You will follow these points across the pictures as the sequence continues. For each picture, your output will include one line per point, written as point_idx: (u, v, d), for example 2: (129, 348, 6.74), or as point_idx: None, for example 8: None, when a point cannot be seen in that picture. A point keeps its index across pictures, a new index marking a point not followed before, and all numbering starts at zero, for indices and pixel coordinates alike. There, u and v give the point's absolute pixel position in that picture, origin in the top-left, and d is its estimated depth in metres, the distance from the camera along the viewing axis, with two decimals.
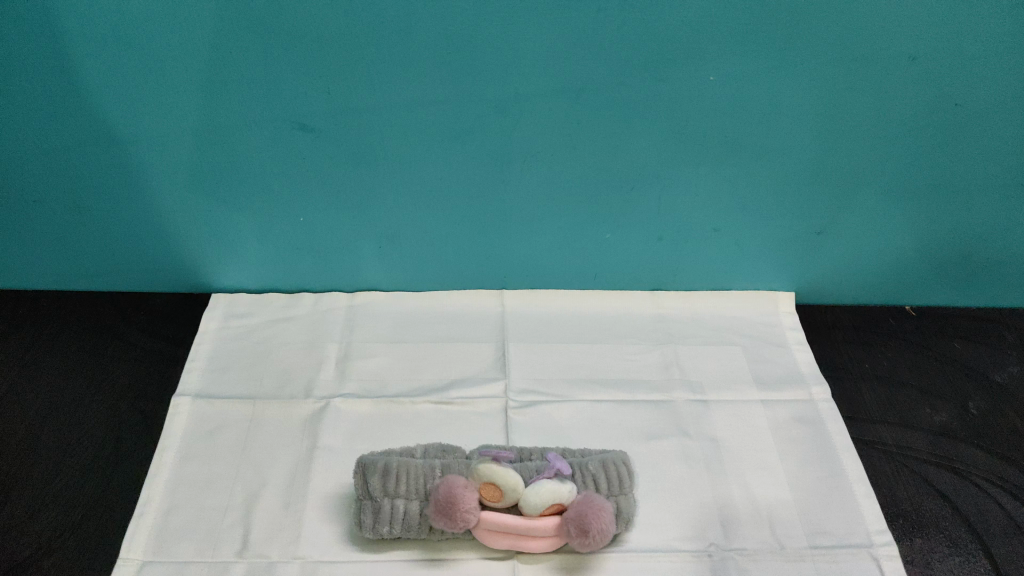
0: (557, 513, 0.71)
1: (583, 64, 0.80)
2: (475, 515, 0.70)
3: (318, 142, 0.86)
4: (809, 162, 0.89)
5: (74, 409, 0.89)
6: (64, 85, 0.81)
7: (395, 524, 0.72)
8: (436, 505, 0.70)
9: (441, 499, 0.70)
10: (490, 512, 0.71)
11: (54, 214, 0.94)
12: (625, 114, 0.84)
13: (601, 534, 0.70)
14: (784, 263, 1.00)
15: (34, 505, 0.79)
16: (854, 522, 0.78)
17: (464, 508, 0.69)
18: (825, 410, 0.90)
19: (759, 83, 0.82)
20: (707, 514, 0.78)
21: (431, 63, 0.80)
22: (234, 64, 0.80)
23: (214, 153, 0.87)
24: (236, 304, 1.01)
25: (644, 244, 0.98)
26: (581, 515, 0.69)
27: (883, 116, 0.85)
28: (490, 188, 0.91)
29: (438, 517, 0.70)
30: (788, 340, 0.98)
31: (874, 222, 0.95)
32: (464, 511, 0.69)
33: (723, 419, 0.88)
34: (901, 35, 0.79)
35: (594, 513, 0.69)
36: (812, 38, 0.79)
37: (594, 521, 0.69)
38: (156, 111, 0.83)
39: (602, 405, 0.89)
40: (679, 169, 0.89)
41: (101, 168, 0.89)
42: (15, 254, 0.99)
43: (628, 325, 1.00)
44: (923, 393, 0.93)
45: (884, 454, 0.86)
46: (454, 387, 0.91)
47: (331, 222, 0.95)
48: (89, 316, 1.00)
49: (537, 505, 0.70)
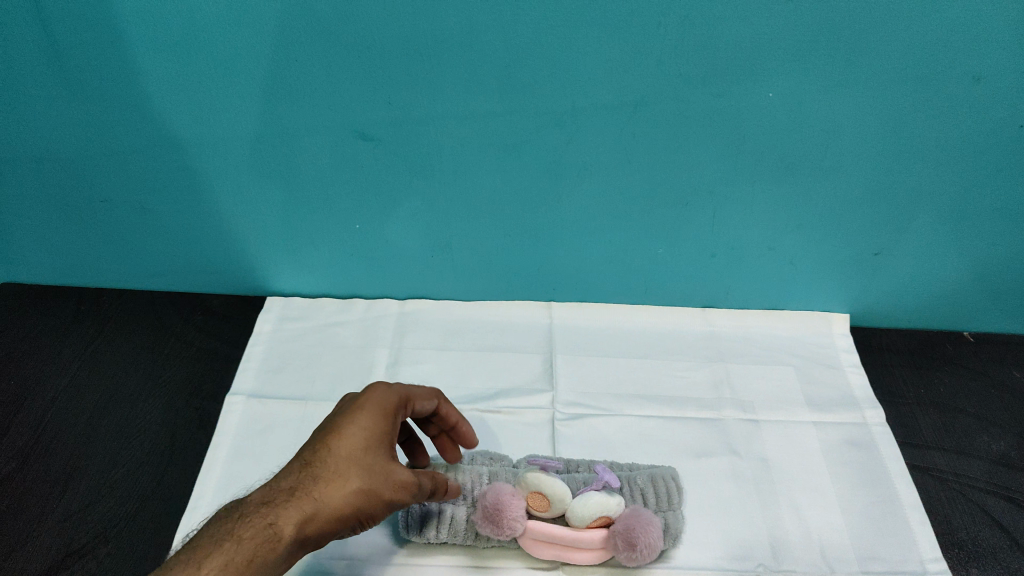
0: (603, 526, 0.70)
1: (642, 78, 0.80)
2: (522, 525, 0.70)
3: (377, 151, 0.88)
4: (867, 182, 0.88)
5: (132, 404, 0.91)
6: (132, 89, 0.83)
7: (441, 529, 0.73)
8: (483, 511, 0.70)
9: (487, 506, 0.70)
10: (536, 520, 0.71)
11: (118, 214, 0.96)
12: (683, 129, 0.84)
13: (651, 544, 0.69)
14: (838, 285, 1.00)
15: (92, 495, 0.81)
16: (908, 548, 0.77)
17: (510, 516, 0.69)
18: (880, 434, 0.88)
19: (820, 101, 0.81)
20: (756, 535, 0.77)
21: (489, 74, 0.80)
22: (296, 72, 0.81)
23: (274, 158, 0.89)
24: (290, 308, 1.04)
25: (696, 261, 0.98)
26: (629, 529, 0.69)
27: (946, 138, 0.83)
28: (544, 199, 0.91)
29: (481, 523, 0.71)
30: (841, 362, 0.97)
31: (933, 245, 0.93)
32: (510, 519, 0.70)
33: (774, 439, 0.87)
34: (966, 53, 0.76)
35: (642, 527, 0.69)
36: (874, 56, 0.77)
37: (642, 535, 0.68)
38: (221, 116, 0.85)
39: (650, 421, 0.89)
40: (736, 185, 0.89)
41: (165, 171, 0.91)
42: (80, 253, 1.02)
43: (678, 342, 1.00)
44: (981, 421, 0.91)
45: (940, 480, 0.84)
46: (502, 396, 0.91)
47: (386, 229, 0.96)
48: (150, 315, 1.03)
49: (585, 517, 0.69)
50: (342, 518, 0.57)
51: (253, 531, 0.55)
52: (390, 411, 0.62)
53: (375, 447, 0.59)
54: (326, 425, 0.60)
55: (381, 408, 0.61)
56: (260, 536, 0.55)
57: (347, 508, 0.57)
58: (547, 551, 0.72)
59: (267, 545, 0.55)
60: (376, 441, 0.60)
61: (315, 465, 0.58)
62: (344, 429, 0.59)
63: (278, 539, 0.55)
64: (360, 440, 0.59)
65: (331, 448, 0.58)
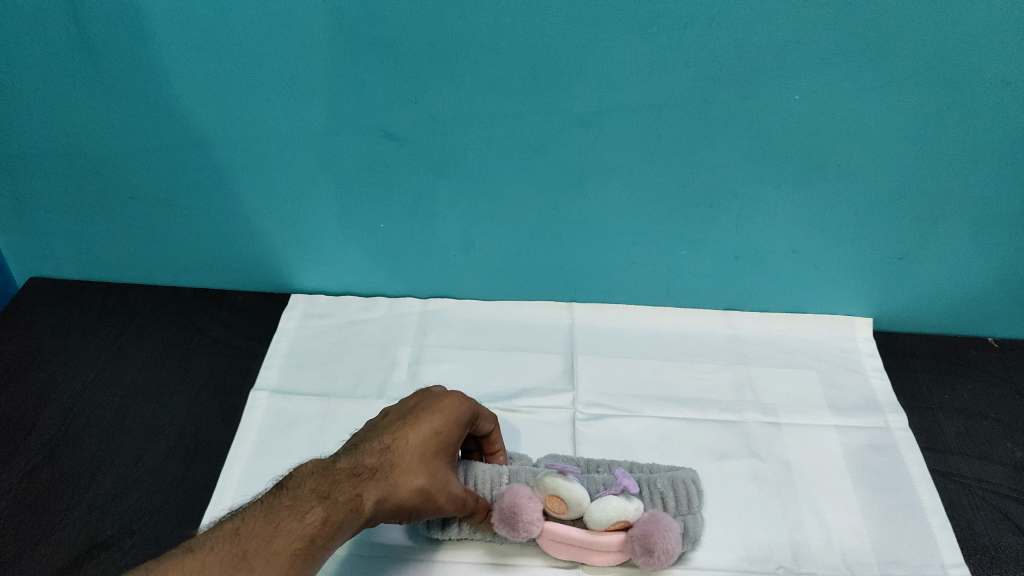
0: (622, 530, 0.70)
1: (667, 80, 0.80)
2: (538, 527, 0.71)
3: (402, 150, 0.88)
4: (892, 185, 0.87)
5: (158, 398, 0.92)
6: (162, 87, 0.84)
7: (462, 527, 0.74)
8: (499, 514, 0.71)
9: (505, 508, 0.70)
10: (553, 522, 0.71)
11: (146, 211, 0.98)
12: (708, 131, 0.84)
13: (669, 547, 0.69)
14: (862, 289, 0.99)
15: (118, 487, 0.82)
16: (929, 553, 0.77)
17: (526, 518, 0.70)
18: (902, 438, 0.88)
19: (845, 105, 0.81)
20: (777, 537, 0.77)
21: (515, 75, 0.81)
22: (323, 71, 0.82)
23: (301, 156, 0.90)
24: (315, 305, 1.05)
25: (719, 262, 0.98)
26: (646, 534, 0.68)
27: (973, 142, 0.82)
28: (567, 200, 0.92)
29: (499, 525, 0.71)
30: (864, 366, 0.97)
31: (958, 250, 0.93)
32: (527, 522, 0.70)
33: (795, 442, 0.87)
34: (995, 57, 0.75)
35: (660, 533, 0.68)
36: (902, 60, 0.77)
37: (660, 542, 0.68)
38: (248, 115, 0.86)
39: (671, 422, 0.89)
40: (760, 188, 0.89)
41: (195, 169, 0.92)
42: (110, 249, 1.04)
43: (700, 344, 1.00)
44: (1004, 427, 0.90)
45: (962, 486, 0.84)
46: (523, 395, 0.92)
47: (411, 228, 0.97)
48: (176, 310, 1.05)
49: (603, 522, 0.69)
50: (403, 509, 0.64)
51: (345, 494, 0.61)
52: (463, 422, 0.68)
53: (443, 455, 0.66)
54: (407, 419, 0.67)
55: (457, 420, 0.68)
56: (349, 503, 0.61)
57: (409, 501, 0.64)
58: (566, 551, 0.73)
59: (353, 511, 0.61)
60: (444, 445, 0.66)
61: (392, 452, 0.64)
62: (421, 426, 0.66)
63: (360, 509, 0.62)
64: (433, 439, 0.66)
65: (409, 442, 0.65)
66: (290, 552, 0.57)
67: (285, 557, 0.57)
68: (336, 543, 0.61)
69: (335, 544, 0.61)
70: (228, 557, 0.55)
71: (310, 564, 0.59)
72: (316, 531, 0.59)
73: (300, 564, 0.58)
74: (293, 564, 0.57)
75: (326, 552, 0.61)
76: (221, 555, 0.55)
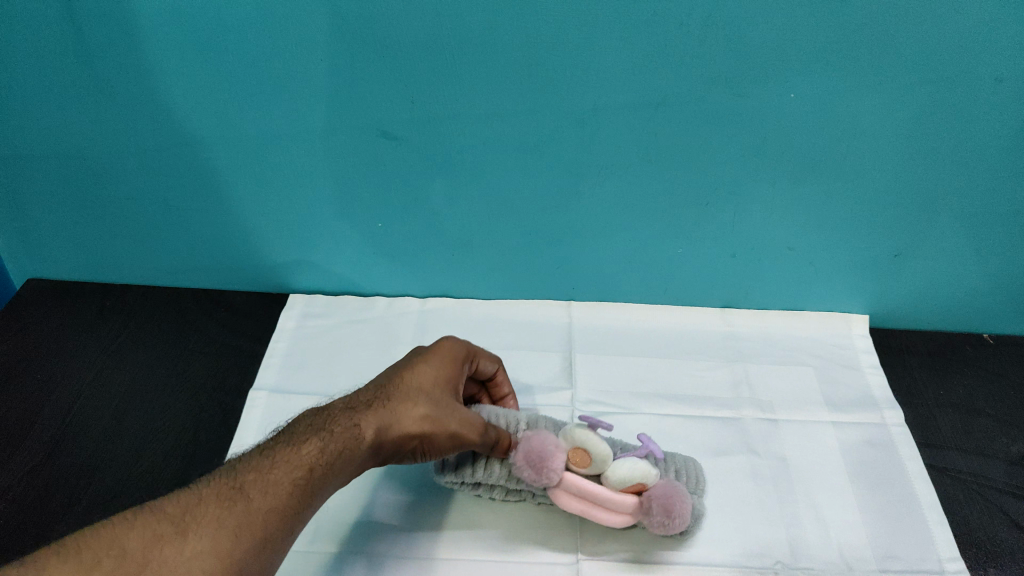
0: (636, 493, 0.71)
1: (661, 79, 0.80)
2: (560, 476, 0.69)
3: (399, 149, 0.89)
4: (886, 183, 0.88)
5: (157, 399, 0.93)
6: (159, 89, 0.85)
7: (477, 470, 0.75)
8: (522, 457, 0.70)
9: (531, 452, 0.69)
10: (572, 473, 0.70)
11: (144, 212, 0.98)
12: (703, 130, 0.84)
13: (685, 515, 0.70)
14: (857, 286, 1.00)
15: (117, 487, 0.82)
16: (926, 548, 0.77)
17: (552, 465, 0.69)
18: (898, 434, 0.88)
19: (839, 103, 0.81)
20: (775, 532, 0.78)
21: (510, 75, 0.81)
22: (318, 71, 0.82)
23: (297, 156, 0.90)
24: (313, 305, 1.05)
25: (716, 260, 0.98)
26: (668, 496, 0.69)
27: (967, 140, 0.83)
28: (564, 199, 0.92)
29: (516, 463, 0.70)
30: (860, 362, 0.98)
31: (952, 248, 0.93)
32: (552, 469, 0.69)
33: (792, 438, 0.88)
34: (988, 55, 0.76)
35: (679, 497, 0.69)
36: (895, 58, 0.77)
37: (679, 504, 0.69)
38: (245, 115, 0.86)
39: (669, 420, 0.90)
40: (755, 186, 0.89)
41: (192, 169, 0.93)
42: (109, 250, 1.04)
43: (697, 342, 1.01)
44: (999, 422, 0.91)
45: (958, 481, 0.84)
46: (522, 393, 0.93)
47: (408, 227, 0.97)
48: (175, 311, 1.05)
49: (625, 478, 0.70)
50: (411, 437, 0.67)
51: (343, 426, 0.66)
52: (456, 360, 0.73)
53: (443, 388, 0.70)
54: (402, 362, 0.72)
55: (450, 359, 0.73)
56: (346, 433, 0.65)
57: (414, 427, 0.67)
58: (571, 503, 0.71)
59: (352, 441, 0.65)
60: (443, 379, 0.71)
61: (389, 387, 0.69)
62: (416, 365, 0.71)
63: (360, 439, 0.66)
64: (428, 373, 0.70)
65: (404, 378, 0.70)
66: (285, 483, 0.62)
67: (281, 487, 0.62)
68: (340, 476, 0.65)
69: (338, 475, 0.65)
70: (224, 490, 0.61)
71: (309, 496, 0.63)
72: (314, 462, 0.64)
73: (297, 494, 0.63)
74: (291, 493, 0.62)
75: (328, 485, 0.65)
76: (217, 489, 0.61)
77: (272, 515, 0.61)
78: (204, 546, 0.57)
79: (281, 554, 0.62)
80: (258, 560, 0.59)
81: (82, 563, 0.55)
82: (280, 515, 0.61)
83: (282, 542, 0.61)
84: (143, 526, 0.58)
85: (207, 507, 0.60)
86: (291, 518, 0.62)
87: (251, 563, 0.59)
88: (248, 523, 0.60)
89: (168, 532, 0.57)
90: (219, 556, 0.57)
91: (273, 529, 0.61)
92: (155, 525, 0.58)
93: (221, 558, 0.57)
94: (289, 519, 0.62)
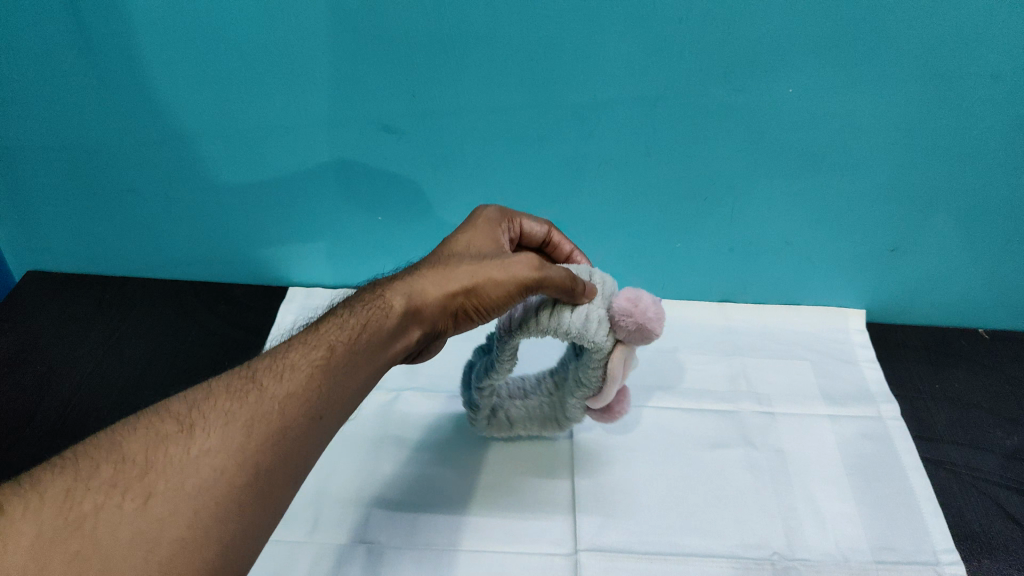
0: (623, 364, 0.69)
1: (661, 74, 0.81)
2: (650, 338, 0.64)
3: (400, 142, 0.89)
4: (883, 179, 0.89)
5: (158, 390, 0.93)
6: (160, 81, 0.85)
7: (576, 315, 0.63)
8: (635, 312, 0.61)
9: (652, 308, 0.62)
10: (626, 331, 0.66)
11: (145, 204, 0.98)
12: (703, 124, 0.85)
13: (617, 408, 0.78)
14: (853, 280, 1.01)
15: None
16: (921, 539, 0.77)
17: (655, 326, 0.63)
18: (894, 427, 0.89)
19: (837, 99, 0.81)
20: (772, 523, 0.79)
21: (511, 69, 0.81)
22: (319, 64, 0.82)
23: (298, 148, 0.91)
24: (312, 298, 1.06)
25: (713, 253, 0.99)
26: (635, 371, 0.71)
27: (963, 136, 0.83)
28: (563, 192, 0.93)
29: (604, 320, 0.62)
30: (857, 357, 0.99)
31: (948, 243, 0.94)
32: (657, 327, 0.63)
33: (789, 430, 0.89)
34: (984, 52, 0.76)
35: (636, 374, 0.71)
36: (892, 54, 0.77)
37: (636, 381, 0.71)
38: (246, 107, 0.87)
39: (667, 412, 0.90)
40: (754, 181, 0.90)
41: (194, 161, 0.93)
42: (110, 242, 1.04)
43: (694, 335, 1.02)
44: (994, 416, 0.92)
45: (953, 474, 0.85)
46: None
47: (409, 220, 0.98)
48: (175, 303, 1.05)
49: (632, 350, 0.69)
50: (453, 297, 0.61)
51: (370, 302, 0.59)
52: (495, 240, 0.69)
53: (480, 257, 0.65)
54: (437, 251, 0.67)
55: (483, 237, 0.68)
56: (373, 302, 0.59)
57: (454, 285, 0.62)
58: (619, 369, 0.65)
59: (382, 316, 0.59)
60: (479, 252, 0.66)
61: (418, 268, 0.64)
62: (448, 248, 0.67)
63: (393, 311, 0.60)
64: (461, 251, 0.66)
65: (434, 259, 0.65)
66: (304, 369, 0.52)
67: (300, 375, 0.52)
68: (381, 351, 0.58)
69: (377, 354, 0.57)
70: (235, 383, 0.50)
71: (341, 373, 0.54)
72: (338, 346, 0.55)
73: (320, 379, 0.52)
74: (313, 378, 0.52)
75: (366, 367, 0.56)
76: (228, 383, 0.50)
77: (296, 404, 0.50)
78: (214, 445, 0.46)
79: (316, 452, 0.51)
80: (283, 457, 0.48)
81: (77, 471, 0.44)
82: (303, 402, 0.50)
83: (313, 436, 0.50)
84: (144, 427, 0.47)
85: (218, 402, 0.49)
86: (319, 409, 0.51)
87: (276, 461, 0.47)
88: (264, 417, 0.48)
89: (172, 430, 0.46)
90: (232, 454, 0.46)
91: (297, 415, 0.49)
92: (158, 425, 0.47)
93: (236, 456, 0.46)
94: (316, 409, 0.51)
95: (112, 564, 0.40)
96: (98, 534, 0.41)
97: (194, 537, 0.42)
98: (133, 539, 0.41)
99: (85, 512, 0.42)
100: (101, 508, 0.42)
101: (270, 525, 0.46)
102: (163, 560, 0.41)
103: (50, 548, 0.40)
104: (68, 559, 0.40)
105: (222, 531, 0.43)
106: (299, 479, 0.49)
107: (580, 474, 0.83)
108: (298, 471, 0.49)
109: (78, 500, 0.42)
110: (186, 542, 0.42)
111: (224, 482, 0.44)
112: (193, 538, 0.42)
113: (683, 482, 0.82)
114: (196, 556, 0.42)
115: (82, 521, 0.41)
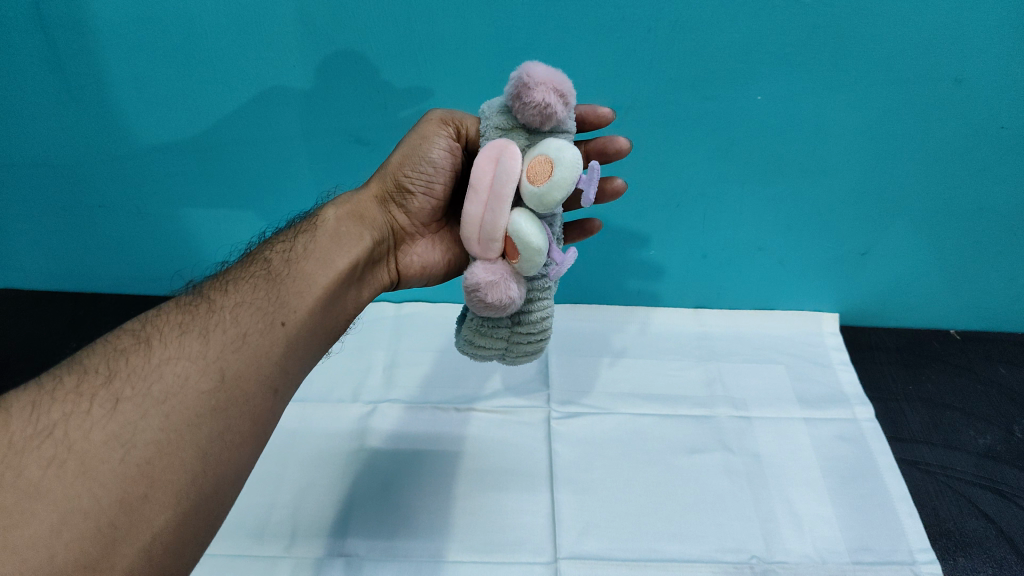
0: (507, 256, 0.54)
1: (632, 82, 0.81)
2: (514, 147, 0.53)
3: (373, 154, 0.89)
4: (853, 183, 0.89)
5: None
6: (129, 94, 0.84)
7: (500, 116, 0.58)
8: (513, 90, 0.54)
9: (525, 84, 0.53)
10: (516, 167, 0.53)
11: (116, 218, 0.97)
12: (674, 133, 0.85)
13: (499, 307, 0.54)
14: (825, 284, 1.02)
15: None
16: (898, 539, 0.78)
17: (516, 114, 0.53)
18: (870, 430, 0.90)
19: (805, 104, 0.82)
20: (750, 527, 0.79)
21: (483, 81, 0.81)
22: (290, 76, 0.82)
23: (269, 159, 0.90)
24: None
25: (688, 260, 1.00)
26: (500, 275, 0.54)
27: (927, 140, 0.84)
28: None
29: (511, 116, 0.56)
30: (832, 360, 1.00)
31: (917, 246, 0.95)
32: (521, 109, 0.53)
33: (766, 436, 0.89)
34: (945, 56, 0.77)
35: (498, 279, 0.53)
36: (857, 60, 0.78)
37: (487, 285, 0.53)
38: (217, 120, 0.86)
39: (644, 419, 0.91)
40: (726, 187, 0.91)
41: (166, 174, 0.92)
42: (79, 258, 1.03)
43: (671, 343, 1.03)
44: (966, 416, 0.93)
45: (927, 474, 0.86)
46: (498, 396, 0.93)
47: None
48: None
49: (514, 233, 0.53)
50: None
51: None
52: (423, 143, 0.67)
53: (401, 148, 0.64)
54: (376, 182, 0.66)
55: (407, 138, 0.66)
56: None
57: None
58: (485, 183, 0.54)
59: (330, 238, 0.61)
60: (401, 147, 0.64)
61: None
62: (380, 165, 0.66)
63: (340, 230, 0.62)
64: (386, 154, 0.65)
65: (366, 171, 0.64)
66: (251, 284, 0.55)
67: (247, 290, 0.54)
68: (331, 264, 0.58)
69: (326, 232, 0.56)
70: (184, 305, 0.53)
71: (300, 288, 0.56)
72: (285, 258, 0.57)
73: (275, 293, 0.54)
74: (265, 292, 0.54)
75: None
76: (178, 306, 0.53)
77: (253, 313, 0.53)
78: (173, 353, 0.48)
79: (289, 357, 0.53)
80: (244, 358, 0.50)
81: (44, 388, 0.46)
82: (260, 312, 0.53)
83: (283, 342, 0.52)
84: (103, 348, 0.49)
85: (169, 320, 0.51)
86: (281, 316, 0.53)
87: (241, 363, 0.50)
88: (221, 327, 0.51)
89: (128, 346, 0.49)
90: (193, 360, 0.48)
91: (254, 324, 0.52)
92: (115, 343, 0.50)
93: (199, 362, 0.48)
94: (277, 317, 0.53)
95: (88, 467, 0.42)
96: (71, 439, 0.43)
97: (167, 439, 0.44)
98: (106, 442, 0.43)
99: (55, 421, 0.44)
100: (69, 416, 0.44)
101: (244, 425, 0.48)
102: (140, 462, 0.43)
103: (25, 456, 0.42)
104: (44, 465, 0.42)
105: (198, 434, 0.46)
106: (278, 387, 0.52)
107: (558, 482, 0.83)
108: (265, 377, 0.51)
109: (46, 411, 0.44)
110: (162, 443, 0.44)
111: (189, 386, 0.47)
112: (167, 438, 0.44)
113: (660, 488, 0.83)
114: (173, 456, 0.44)
115: (54, 431, 0.43)
